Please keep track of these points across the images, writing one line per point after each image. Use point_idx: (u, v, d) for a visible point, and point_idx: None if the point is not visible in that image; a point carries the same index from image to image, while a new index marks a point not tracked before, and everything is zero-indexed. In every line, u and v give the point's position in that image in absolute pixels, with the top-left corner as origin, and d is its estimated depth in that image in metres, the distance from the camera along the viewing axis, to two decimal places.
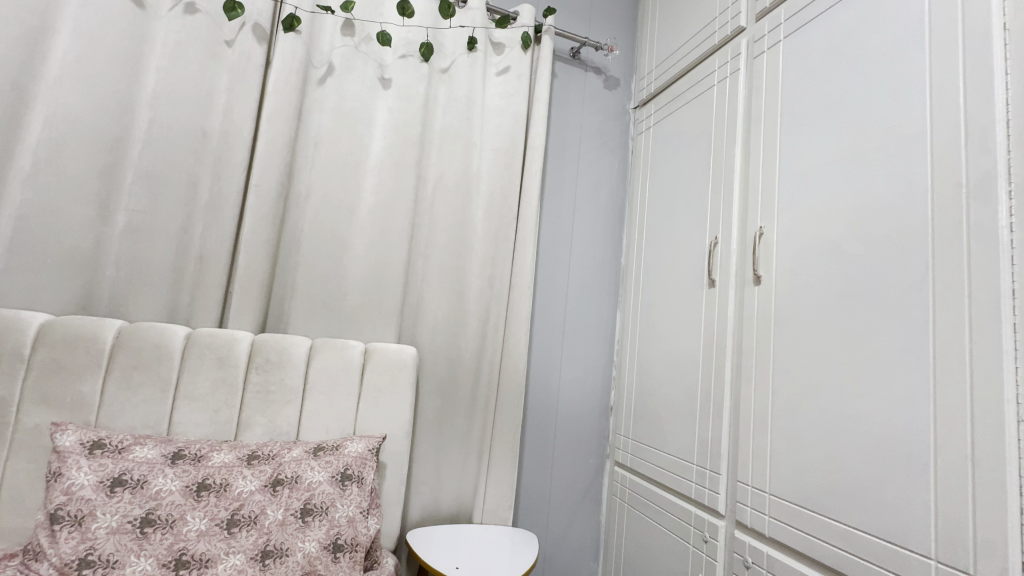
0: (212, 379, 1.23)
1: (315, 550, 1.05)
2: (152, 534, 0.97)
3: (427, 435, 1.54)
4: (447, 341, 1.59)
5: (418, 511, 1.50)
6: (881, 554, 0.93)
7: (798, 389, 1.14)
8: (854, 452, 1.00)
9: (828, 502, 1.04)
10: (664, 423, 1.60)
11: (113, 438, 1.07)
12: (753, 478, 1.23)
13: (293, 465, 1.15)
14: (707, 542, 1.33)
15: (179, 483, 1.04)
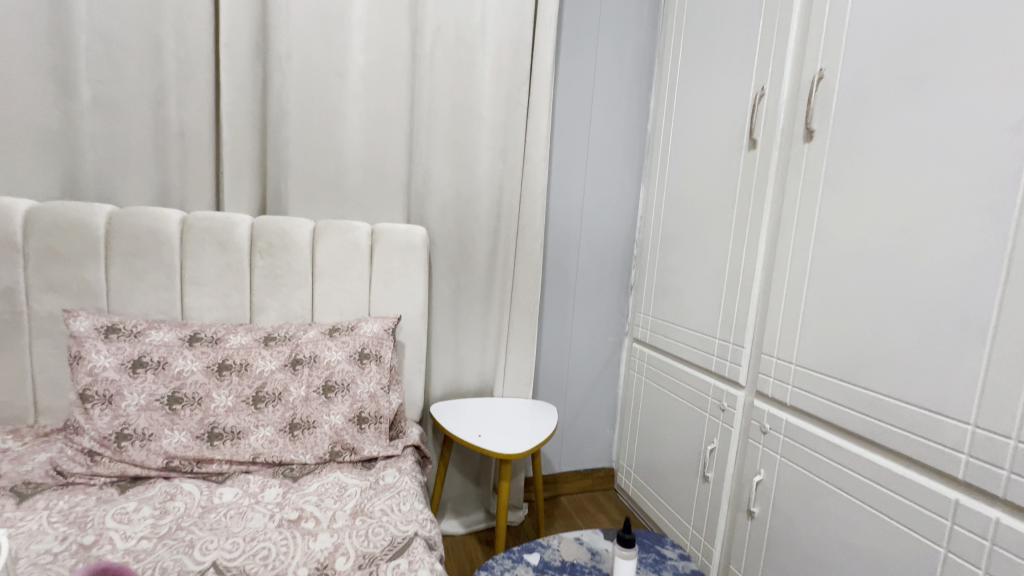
0: (217, 264, 1.18)
1: (340, 422, 1.09)
2: (181, 410, 1.00)
3: (444, 317, 1.52)
4: (459, 220, 1.49)
5: (440, 387, 1.55)
6: (912, 419, 0.90)
7: (842, 257, 1.04)
8: (897, 320, 0.93)
9: (860, 371, 1.00)
10: (688, 300, 1.55)
11: (127, 323, 1.07)
12: (780, 349, 1.20)
13: (310, 345, 1.14)
14: (724, 410, 1.35)
15: (200, 364, 1.05)
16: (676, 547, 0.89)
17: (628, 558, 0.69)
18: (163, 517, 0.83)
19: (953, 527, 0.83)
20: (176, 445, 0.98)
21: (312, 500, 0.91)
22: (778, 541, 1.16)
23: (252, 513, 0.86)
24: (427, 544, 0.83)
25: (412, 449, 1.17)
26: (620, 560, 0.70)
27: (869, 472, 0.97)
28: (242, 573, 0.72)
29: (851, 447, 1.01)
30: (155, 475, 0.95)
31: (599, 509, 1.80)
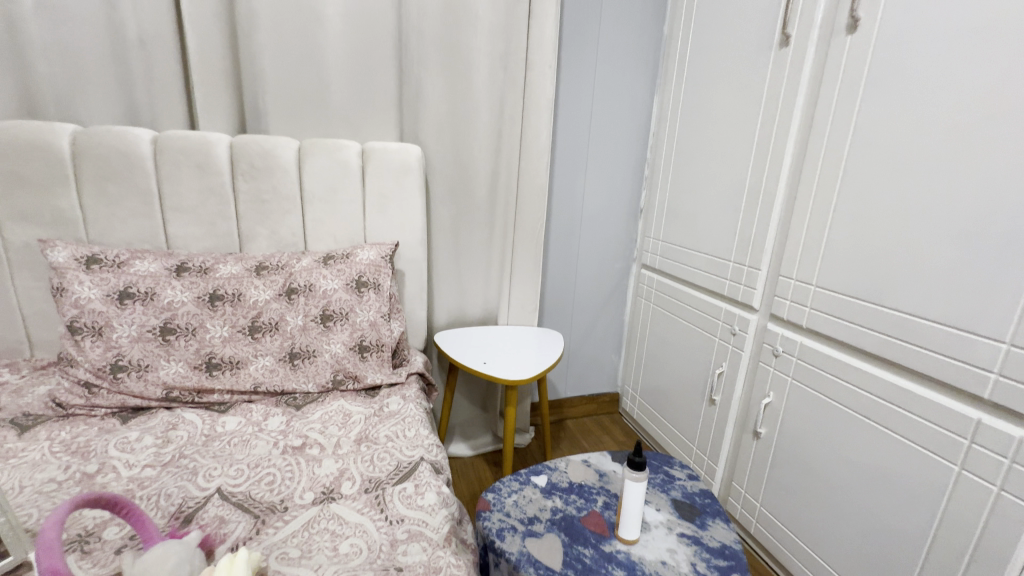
0: (197, 189, 1.10)
1: (341, 351, 1.06)
2: (175, 341, 0.97)
3: (445, 244, 1.45)
4: (457, 138, 1.38)
5: (443, 316, 1.51)
6: (940, 339, 0.85)
7: (878, 167, 0.94)
8: (935, 235, 0.85)
9: (888, 290, 0.94)
10: (701, 222, 1.46)
11: (108, 252, 1.01)
12: (799, 271, 1.13)
13: (304, 274, 1.09)
14: (735, 335, 1.32)
15: (190, 294, 1.01)
16: (684, 469, 0.88)
17: (638, 481, 0.67)
18: (166, 446, 0.82)
19: (971, 446, 0.81)
20: (174, 376, 0.95)
21: (316, 427, 0.90)
22: (783, 459, 1.17)
23: (256, 441, 0.85)
24: (433, 468, 0.82)
25: (417, 377, 1.16)
26: (630, 482, 0.68)
27: (886, 393, 0.94)
28: (248, 498, 0.71)
29: (868, 368, 0.98)
30: (156, 405, 0.94)
31: (604, 431, 1.84)
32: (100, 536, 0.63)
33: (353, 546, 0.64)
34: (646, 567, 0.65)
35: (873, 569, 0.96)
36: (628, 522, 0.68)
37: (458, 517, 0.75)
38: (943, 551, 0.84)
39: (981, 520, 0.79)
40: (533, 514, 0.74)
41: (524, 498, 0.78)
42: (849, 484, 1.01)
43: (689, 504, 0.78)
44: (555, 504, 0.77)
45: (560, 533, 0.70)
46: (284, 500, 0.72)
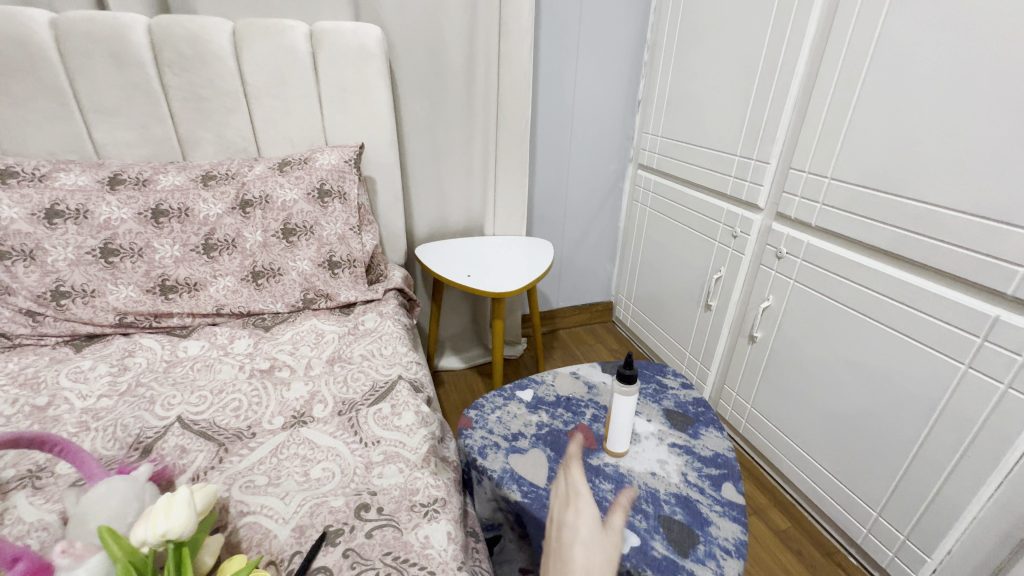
0: (118, 84, 0.93)
1: (309, 269, 0.98)
2: (121, 263, 0.88)
3: (420, 147, 1.30)
4: (424, 15, 1.16)
5: (424, 228, 1.41)
6: (966, 232, 0.77)
7: (923, 29, 0.79)
8: (980, 108, 0.73)
9: (913, 179, 0.83)
10: (706, 111, 1.30)
11: (25, 164, 0.87)
12: (813, 162, 1.01)
13: (259, 184, 0.97)
14: (736, 237, 1.23)
15: (130, 211, 0.89)
16: (677, 377, 0.84)
17: (628, 393, 0.62)
18: (123, 374, 0.77)
19: (984, 344, 0.76)
20: (126, 300, 0.87)
21: (286, 348, 0.84)
22: (778, 362, 1.15)
23: (220, 365, 0.79)
24: (413, 386, 0.78)
25: (396, 293, 1.08)
26: (619, 395, 0.62)
27: (896, 293, 0.88)
28: (212, 425, 0.66)
29: (880, 267, 0.90)
30: (111, 331, 0.87)
31: (596, 340, 1.83)
32: (53, 471, 0.59)
33: (325, 470, 0.60)
34: (634, 480, 0.62)
35: (862, 464, 0.96)
36: (620, 436, 0.65)
37: (439, 436, 0.72)
38: (937, 446, 0.83)
39: (983, 415, 0.77)
40: (518, 430, 0.70)
41: (508, 414, 0.74)
42: (844, 384, 0.99)
43: (681, 413, 0.75)
44: (540, 418, 0.73)
45: (546, 449, 0.67)
46: (251, 426, 0.67)
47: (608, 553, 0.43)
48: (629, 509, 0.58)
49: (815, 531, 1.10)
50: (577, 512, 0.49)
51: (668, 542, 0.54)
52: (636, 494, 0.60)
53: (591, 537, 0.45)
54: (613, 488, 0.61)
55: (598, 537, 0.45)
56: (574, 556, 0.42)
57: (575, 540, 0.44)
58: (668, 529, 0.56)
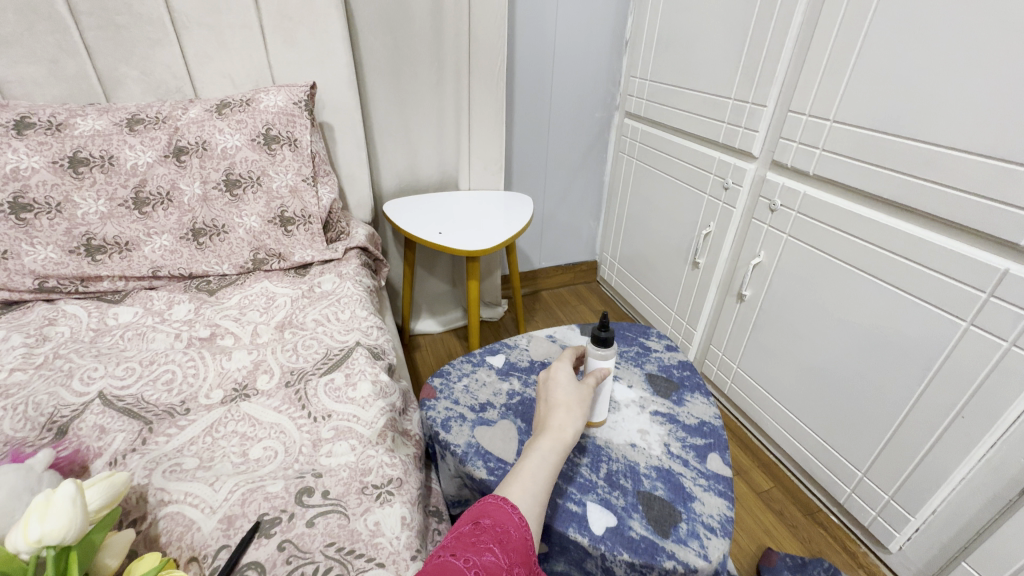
0: (13, 6, 0.78)
1: (258, 226, 0.88)
2: (36, 220, 0.77)
3: (383, 90, 1.17)
4: None
5: (393, 182, 1.30)
6: (980, 178, 0.69)
7: None
8: (1010, 32, 0.63)
9: (923, 119, 0.75)
10: (699, 50, 1.19)
11: None
12: (814, 103, 0.92)
13: (194, 129, 0.85)
14: (727, 189, 1.15)
15: (41, 159, 0.77)
16: (662, 339, 0.78)
17: (606, 358, 0.56)
18: (41, 346, 0.67)
19: (989, 299, 0.71)
20: (45, 262, 0.77)
21: (231, 314, 0.76)
22: (767, 321, 1.10)
23: (153, 334, 0.70)
24: (372, 353, 0.70)
25: (359, 252, 0.99)
26: (597, 361, 0.56)
27: (896, 245, 0.81)
28: (140, 402, 0.59)
29: (881, 219, 0.84)
30: (31, 298, 0.77)
31: (579, 300, 1.77)
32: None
33: (267, 450, 0.54)
34: (612, 452, 0.57)
35: (850, 425, 0.93)
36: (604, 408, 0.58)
37: (400, 407, 0.65)
38: (930, 406, 0.79)
39: (982, 375, 0.72)
40: (486, 400, 0.64)
41: (476, 381, 0.68)
42: (835, 342, 0.94)
43: (664, 377, 0.69)
44: (512, 386, 0.67)
45: (516, 420, 0.61)
46: (185, 401, 0.60)
47: (584, 395, 0.51)
48: (605, 485, 0.52)
49: (797, 488, 1.09)
50: (558, 364, 0.54)
51: (647, 521, 0.49)
52: (614, 469, 0.55)
53: (572, 381, 0.52)
54: (589, 463, 0.55)
55: (576, 383, 0.52)
56: (556, 399, 0.49)
57: (557, 385, 0.51)
58: (648, 507, 0.50)
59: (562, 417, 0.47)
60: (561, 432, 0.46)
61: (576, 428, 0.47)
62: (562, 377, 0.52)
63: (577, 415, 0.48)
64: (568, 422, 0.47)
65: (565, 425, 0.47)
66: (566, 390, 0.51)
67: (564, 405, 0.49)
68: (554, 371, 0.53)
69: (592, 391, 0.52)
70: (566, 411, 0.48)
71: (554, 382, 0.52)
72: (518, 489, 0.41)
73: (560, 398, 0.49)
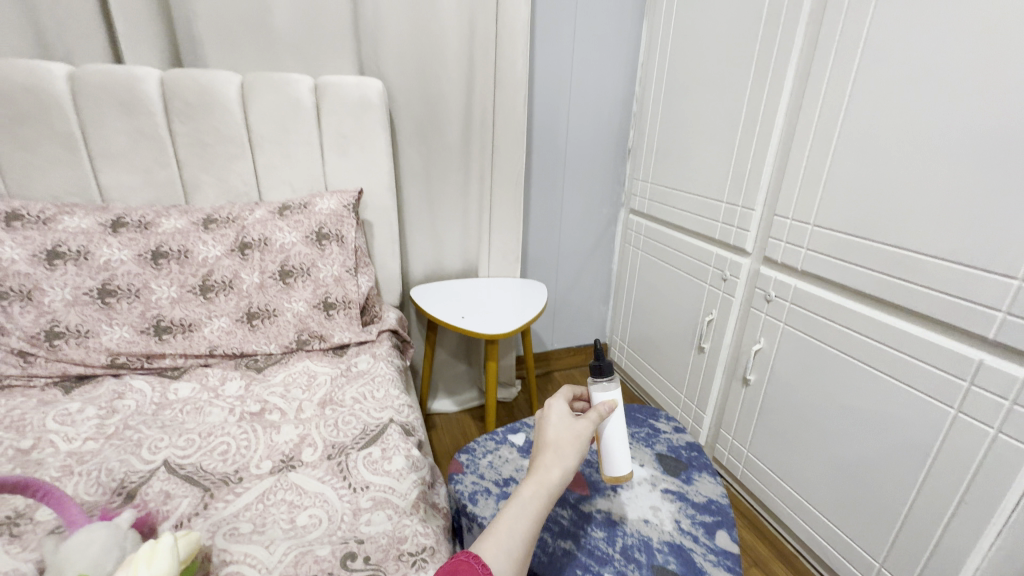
0: (126, 130, 0.97)
1: (305, 309, 0.99)
2: (117, 304, 0.88)
3: (416, 192, 1.34)
4: (421, 68, 1.23)
5: (420, 270, 1.43)
6: (946, 278, 0.79)
7: (891, 89, 0.84)
8: (949, 162, 0.77)
9: (889, 227, 0.87)
10: (693, 161, 1.36)
11: (31, 207, 0.90)
12: (796, 209, 1.05)
13: (259, 227, 0.99)
14: (726, 280, 1.26)
15: (130, 252, 0.91)
16: (670, 421, 0.84)
17: (603, 388, 0.63)
18: (111, 417, 0.75)
19: (971, 388, 0.77)
20: (119, 341, 0.87)
21: (277, 391, 0.84)
22: (773, 405, 1.15)
23: (210, 408, 0.78)
24: (404, 429, 0.77)
25: (390, 335, 1.09)
26: (594, 391, 0.63)
27: (882, 336, 0.89)
28: (199, 470, 0.65)
29: (865, 311, 0.93)
30: (101, 373, 0.86)
31: None
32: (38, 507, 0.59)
33: (312, 517, 0.59)
34: (627, 528, 0.61)
35: (863, 512, 0.95)
36: (614, 458, 0.61)
37: (429, 481, 0.70)
38: (934, 492, 0.82)
39: (977, 461, 0.76)
40: (509, 475, 0.70)
41: (499, 458, 0.73)
42: (839, 427, 0.98)
43: (673, 458, 0.74)
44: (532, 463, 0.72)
45: None
46: (239, 470, 0.66)
47: (576, 435, 0.50)
48: (621, 558, 0.57)
49: None
50: (554, 402, 0.54)
51: None
52: (629, 543, 0.59)
53: (566, 421, 0.52)
54: (605, 537, 0.60)
55: (569, 421, 0.52)
56: (545, 440, 0.49)
57: (549, 425, 0.51)
58: None
59: (549, 460, 0.47)
60: (547, 477, 0.45)
61: (564, 472, 0.46)
62: (556, 416, 0.52)
63: (566, 457, 0.47)
64: (555, 465, 0.46)
65: (551, 469, 0.46)
66: (558, 429, 0.50)
67: (552, 447, 0.48)
68: (549, 410, 0.53)
69: (586, 429, 0.51)
70: (554, 454, 0.47)
71: (546, 420, 0.51)
72: (493, 544, 0.40)
73: (549, 438, 0.49)
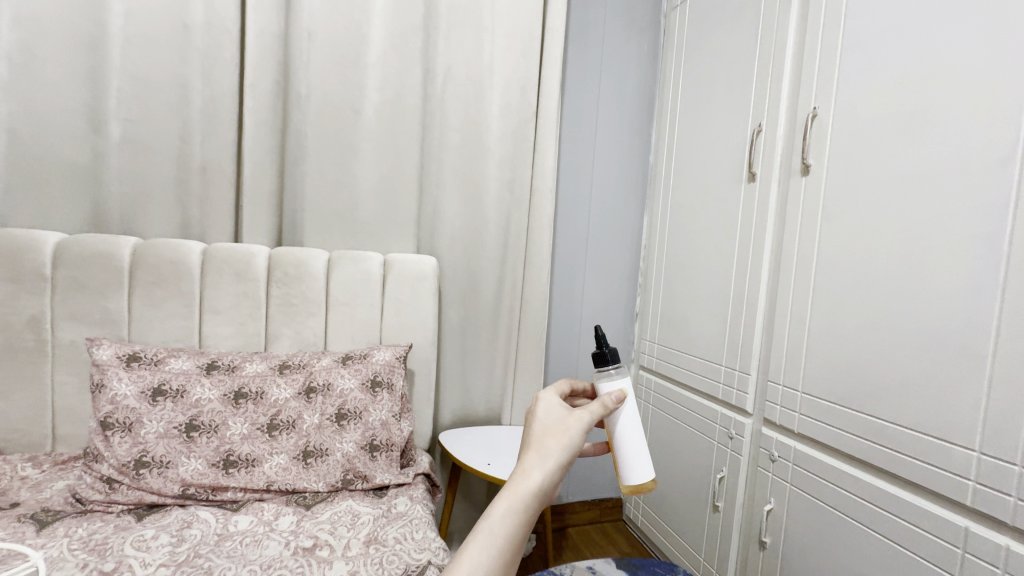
0: (234, 293, 1.22)
1: (353, 450, 1.10)
2: (198, 438, 1.02)
3: (453, 345, 1.54)
4: (467, 248, 1.53)
5: (448, 415, 1.56)
6: (919, 447, 0.91)
7: (842, 287, 1.07)
8: (896, 349, 0.95)
9: (861, 399, 1.02)
10: (692, 328, 1.57)
11: (148, 351, 1.10)
12: (785, 377, 1.21)
13: (324, 374, 1.16)
14: (732, 438, 1.36)
15: (217, 392, 1.07)
16: None
17: (609, 376, 0.59)
18: (181, 545, 0.84)
19: (965, 555, 0.83)
20: (192, 473, 0.99)
21: (325, 528, 0.92)
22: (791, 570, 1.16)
23: (267, 541, 0.86)
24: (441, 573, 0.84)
25: (423, 478, 1.18)
26: (601, 381, 0.60)
27: (878, 500, 0.97)
28: None
29: (860, 475, 1.02)
30: (171, 502, 0.96)
31: (607, 541, 1.78)
32: None
33: None
34: None
35: None
36: (631, 457, 0.56)
37: None
38: None
39: None
40: None
41: None
42: None
43: None
44: None
45: None
46: None
47: (565, 433, 0.47)
48: None
49: None
50: (545, 394, 0.51)
51: None
52: None
53: (556, 414, 0.49)
54: None
55: (559, 418, 0.49)
56: (528, 441, 0.47)
57: (537, 421, 0.48)
58: None
59: (531, 463, 0.45)
60: (527, 482, 0.44)
61: (543, 476, 0.44)
62: (545, 410, 0.49)
63: (547, 461, 0.45)
64: (535, 470, 0.44)
65: (528, 476, 0.44)
66: (545, 426, 0.48)
67: (535, 447, 0.46)
68: (538, 403, 0.50)
69: (577, 428, 0.48)
70: (538, 455, 0.45)
71: (534, 414, 0.49)
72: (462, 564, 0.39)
73: (534, 436, 0.47)
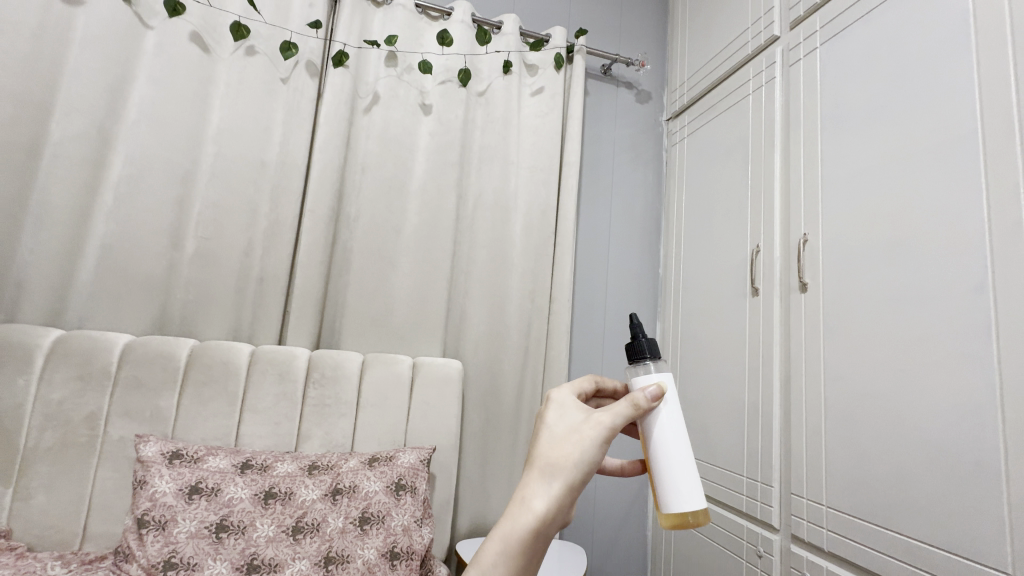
0: (274, 393, 1.30)
1: (374, 557, 1.08)
2: (226, 539, 1.03)
3: (473, 448, 1.57)
4: (490, 352, 1.62)
5: (466, 523, 1.53)
6: (956, 570, 0.88)
7: (852, 398, 1.12)
8: (912, 462, 0.97)
9: (887, 515, 1.01)
10: (710, 435, 1.58)
11: (189, 449, 1.16)
12: (809, 490, 1.20)
13: (351, 475, 1.20)
14: (762, 557, 1.31)
15: (249, 491, 1.11)
16: None
17: (647, 370, 0.59)
18: None
19: None
20: None
21: None
22: None
23: None
24: None
25: None
26: (636, 376, 0.60)
27: None
28: None
29: None
30: None
31: None
32: None
33: None
34: None
35: None
36: (668, 467, 0.53)
37: None
38: None
39: None
40: None
41: None
42: None
43: None
44: None
45: None
46: None
47: (572, 452, 0.47)
48: None
49: None
50: (556, 412, 0.52)
51: None
52: None
53: (567, 427, 0.50)
54: None
55: (568, 435, 0.49)
56: (533, 464, 0.47)
57: (545, 439, 0.49)
58: None
59: (536, 485, 0.46)
60: (532, 504, 0.45)
61: (546, 502, 0.45)
62: (555, 425, 0.50)
63: (548, 485, 0.46)
64: (538, 498, 0.45)
65: (529, 503, 0.45)
66: (553, 442, 0.48)
67: (541, 467, 0.46)
68: (546, 422, 0.50)
69: (585, 446, 0.47)
70: (542, 476, 0.46)
71: (543, 432, 0.50)
72: None
73: (541, 453, 0.48)
